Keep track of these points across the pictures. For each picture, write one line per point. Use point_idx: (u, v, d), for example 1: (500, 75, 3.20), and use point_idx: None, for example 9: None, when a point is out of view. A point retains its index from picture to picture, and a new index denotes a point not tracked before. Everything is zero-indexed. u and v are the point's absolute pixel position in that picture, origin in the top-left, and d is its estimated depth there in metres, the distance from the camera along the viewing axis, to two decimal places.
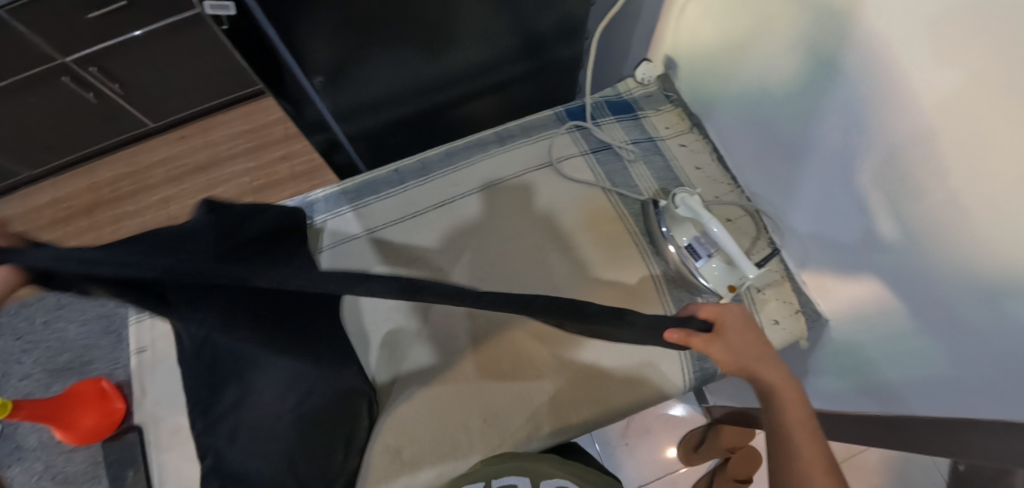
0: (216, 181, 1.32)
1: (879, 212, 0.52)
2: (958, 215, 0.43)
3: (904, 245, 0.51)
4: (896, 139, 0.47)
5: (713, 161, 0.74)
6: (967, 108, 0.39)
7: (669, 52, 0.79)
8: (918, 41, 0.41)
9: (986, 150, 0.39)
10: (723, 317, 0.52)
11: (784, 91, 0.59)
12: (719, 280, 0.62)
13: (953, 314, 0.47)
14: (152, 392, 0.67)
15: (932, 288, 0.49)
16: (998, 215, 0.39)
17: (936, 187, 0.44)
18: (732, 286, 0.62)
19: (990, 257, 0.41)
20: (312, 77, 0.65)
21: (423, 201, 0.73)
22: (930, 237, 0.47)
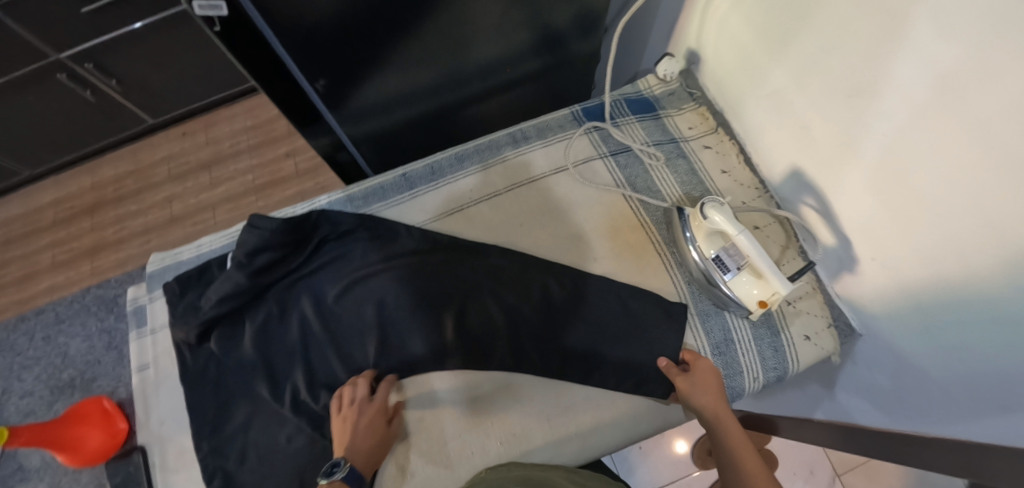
0: (219, 179, 1.28)
1: (923, 228, 0.48)
2: (1016, 235, 0.39)
3: (952, 263, 0.46)
4: (950, 151, 0.43)
5: (740, 163, 0.70)
6: None
7: (691, 45, 0.73)
8: (992, 33, 0.36)
9: None
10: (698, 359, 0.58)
11: (820, 93, 0.54)
12: (747, 296, 0.58)
13: (1005, 341, 0.43)
14: (156, 412, 0.64)
15: (980, 312, 0.45)
16: None
17: (1001, 197, 0.39)
18: (762, 302, 0.58)
19: None
20: (314, 79, 0.60)
21: (434, 209, 0.70)
22: (981, 257, 0.43)
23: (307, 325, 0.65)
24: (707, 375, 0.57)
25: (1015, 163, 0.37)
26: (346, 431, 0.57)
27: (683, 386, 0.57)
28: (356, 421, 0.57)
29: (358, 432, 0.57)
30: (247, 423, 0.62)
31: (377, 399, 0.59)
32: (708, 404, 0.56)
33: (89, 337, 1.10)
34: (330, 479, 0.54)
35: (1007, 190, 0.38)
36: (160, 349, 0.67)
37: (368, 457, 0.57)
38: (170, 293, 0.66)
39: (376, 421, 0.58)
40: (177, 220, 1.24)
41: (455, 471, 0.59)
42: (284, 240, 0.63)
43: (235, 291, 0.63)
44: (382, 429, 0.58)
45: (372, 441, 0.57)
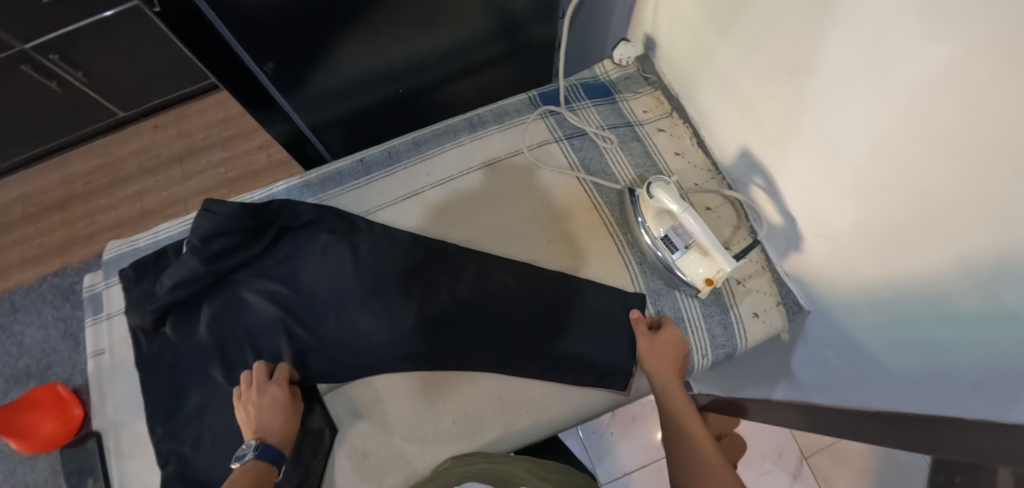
0: (191, 171, 1.28)
1: (861, 203, 0.49)
2: (944, 204, 0.40)
3: (885, 236, 0.47)
4: (880, 126, 0.44)
5: (693, 145, 0.71)
6: (964, 85, 0.35)
7: (648, 31, 0.74)
8: (909, 11, 0.37)
9: (983, 129, 0.35)
10: (667, 326, 0.60)
11: (764, 74, 0.55)
12: (694, 273, 0.60)
13: (938, 311, 0.44)
14: (111, 398, 0.64)
15: (917, 284, 0.46)
16: (991, 202, 0.36)
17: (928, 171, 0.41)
18: (709, 279, 0.59)
19: (983, 245, 0.38)
20: (264, 63, 0.60)
21: (391, 193, 0.70)
22: (915, 228, 0.44)
23: (260, 310, 0.65)
24: (669, 344, 0.58)
25: (940, 133, 0.38)
26: (249, 416, 0.56)
27: (645, 348, 0.59)
28: (256, 404, 0.56)
29: (262, 414, 0.56)
30: (202, 406, 0.62)
31: (274, 378, 0.59)
32: (661, 373, 0.58)
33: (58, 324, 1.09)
34: (242, 461, 0.52)
35: (936, 160, 0.39)
36: (116, 335, 0.67)
37: (283, 433, 0.56)
38: (125, 279, 0.66)
39: (280, 400, 0.57)
40: (148, 213, 1.24)
41: (407, 451, 0.59)
42: (240, 226, 0.63)
43: (191, 276, 0.62)
44: (290, 409, 0.58)
45: (282, 419, 0.56)
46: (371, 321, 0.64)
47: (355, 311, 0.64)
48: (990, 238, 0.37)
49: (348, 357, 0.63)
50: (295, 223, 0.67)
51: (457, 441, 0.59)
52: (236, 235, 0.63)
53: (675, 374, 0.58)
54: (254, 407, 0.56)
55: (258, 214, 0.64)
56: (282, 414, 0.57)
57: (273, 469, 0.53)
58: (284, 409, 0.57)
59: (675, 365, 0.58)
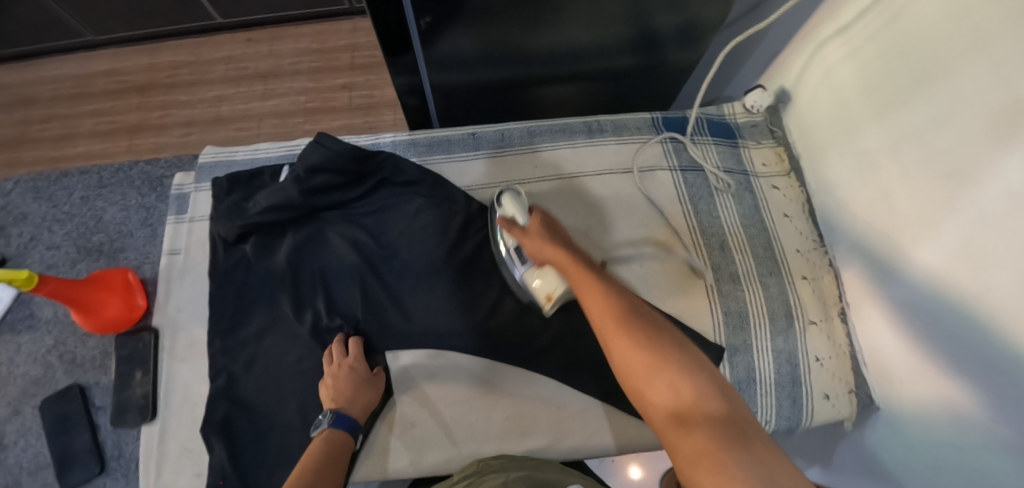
0: (273, 92, 1.27)
1: (986, 322, 0.45)
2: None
3: (1004, 360, 0.43)
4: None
5: (804, 212, 0.69)
6: None
7: (786, 85, 0.72)
8: None
9: None
10: (537, 226, 0.55)
11: (915, 158, 0.53)
12: (538, 289, 0.57)
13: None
14: (176, 298, 0.64)
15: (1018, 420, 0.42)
16: None
17: None
18: (550, 297, 0.57)
19: None
20: (419, 18, 0.60)
21: (494, 176, 0.69)
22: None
23: (342, 255, 0.64)
24: (538, 224, 0.56)
25: None
26: (324, 384, 0.58)
27: (522, 239, 0.55)
28: (328, 375, 0.58)
29: (335, 383, 0.57)
30: (262, 332, 0.62)
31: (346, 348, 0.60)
32: (545, 248, 0.53)
33: (127, 208, 1.07)
34: (319, 429, 0.54)
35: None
36: (194, 239, 0.67)
37: (355, 402, 0.56)
38: (219, 188, 0.66)
39: (354, 373, 0.57)
40: (220, 121, 1.23)
41: (450, 434, 0.58)
42: (338, 166, 0.63)
43: (286, 204, 0.62)
44: (367, 385, 0.58)
45: (360, 395, 0.57)
46: (446, 297, 0.63)
47: (431, 281, 0.64)
48: None
49: (415, 324, 0.62)
50: (400, 181, 0.66)
51: (502, 439, 0.58)
52: (334, 174, 0.63)
53: (562, 242, 0.53)
54: (333, 383, 0.57)
55: (364, 159, 0.64)
56: (360, 394, 0.57)
57: (347, 439, 0.54)
58: (361, 388, 0.57)
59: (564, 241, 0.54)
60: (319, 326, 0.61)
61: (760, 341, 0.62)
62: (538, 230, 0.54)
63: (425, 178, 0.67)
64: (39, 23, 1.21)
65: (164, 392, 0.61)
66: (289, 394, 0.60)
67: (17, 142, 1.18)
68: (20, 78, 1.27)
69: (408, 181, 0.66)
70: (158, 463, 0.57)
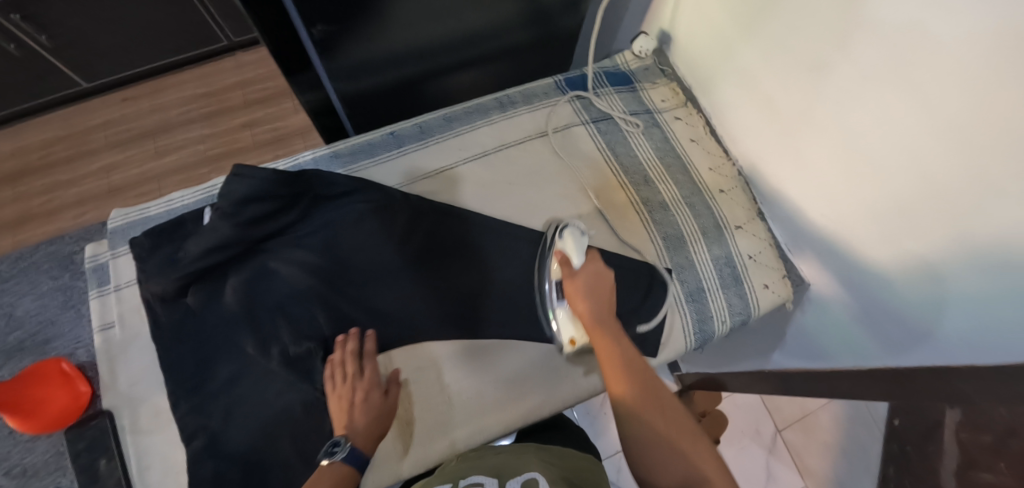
0: (168, 147, 1.19)
1: (880, 193, 0.54)
2: (951, 187, 0.46)
3: (903, 221, 0.52)
4: (899, 125, 0.49)
5: (706, 133, 0.77)
6: (974, 88, 0.41)
7: (665, 27, 0.79)
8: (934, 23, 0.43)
9: (982, 128, 0.41)
10: (585, 275, 0.58)
11: (783, 69, 0.61)
12: (563, 329, 0.61)
13: (953, 294, 0.49)
14: (124, 373, 0.60)
15: (929, 266, 0.51)
16: (988, 190, 0.42)
17: (932, 163, 0.47)
18: (573, 340, 0.61)
19: (984, 227, 0.44)
20: (311, 26, 0.58)
21: (424, 167, 0.70)
22: (935, 219, 0.49)
23: (291, 280, 0.62)
24: (591, 276, 0.58)
25: (949, 125, 0.44)
26: (340, 408, 0.57)
27: (568, 286, 0.58)
28: (345, 400, 0.57)
29: (354, 411, 0.56)
30: (231, 379, 0.59)
31: (366, 370, 0.59)
32: (590, 304, 0.56)
33: (40, 296, 1.02)
34: (330, 457, 0.53)
35: (951, 157, 0.45)
36: (127, 307, 0.63)
37: (369, 428, 0.56)
38: (142, 248, 0.63)
39: (371, 396, 0.57)
40: (117, 190, 1.14)
41: (436, 427, 0.59)
42: (267, 193, 0.61)
43: (222, 243, 0.60)
44: (383, 407, 0.58)
45: (376, 419, 0.57)
46: (410, 293, 0.64)
47: (390, 281, 0.64)
48: (990, 224, 0.43)
49: (386, 326, 0.63)
50: (335, 194, 0.66)
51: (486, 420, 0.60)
52: (264, 201, 0.61)
53: (603, 305, 0.56)
54: (351, 404, 0.56)
55: (292, 181, 0.63)
56: (378, 419, 0.57)
57: (355, 474, 0.52)
58: (378, 412, 0.57)
59: (605, 298, 0.57)
60: (286, 357, 0.59)
61: (700, 254, 0.69)
62: (583, 279, 0.58)
63: (359, 186, 0.66)
64: None
65: (139, 470, 0.57)
66: (276, 433, 0.58)
67: None
68: None
69: (342, 193, 0.66)
70: None
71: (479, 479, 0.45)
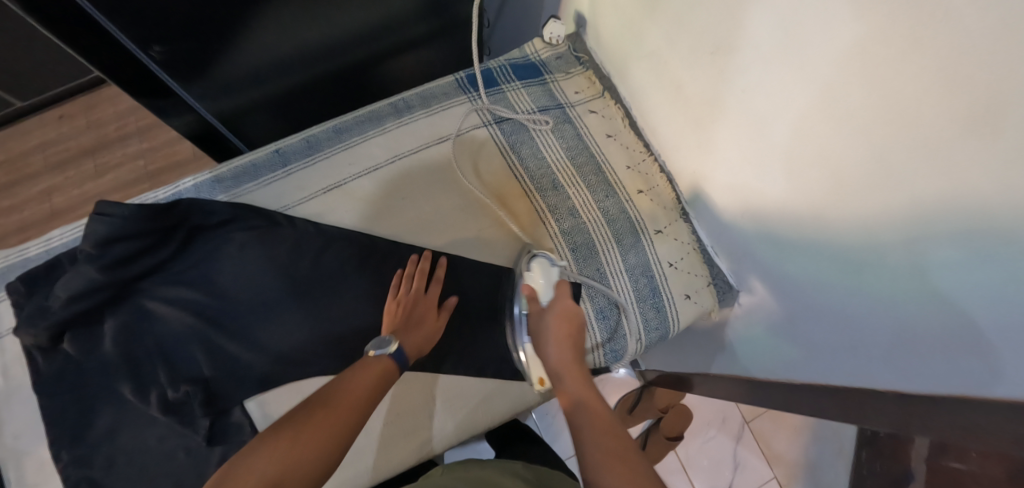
0: (107, 165, 1.14)
1: (814, 175, 0.43)
2: (857, 182, 0.38)
3: (842, 204, 0.41)
4: (807, 113, 0.40)
5: (624, 127, 0.69)
6: (864, 62, 0.34)
7: (578, 7, 0.70)
8: None
9: (879, 109, 0.34)
10: (553, 311, 0.59)
11: (686, 53, 0.53)
12: (532, 367, 0.62)
13: (913, 289, 0.37)
14: (10, 424, 0.59)
15: (875, 253, 0.39)
16: (893, 184, 0.35)
17: (837, 152, 0.39)
18: (540, 381, 0.62)
19: (893, 226, 0.36)
20: (148, 48, 0.53)
21: (312, 186, 0.65)
22: (876, 190, 0.37)
23: (171, 320, 0.60)
24: (560, 314, 0.58)
25: (848, 110, 0.37)
26: (397, 316, 0.60)
27: (535, 325, 0.59)
28: (404, 309, 0.60)
29: (410, 325, 0.59)
30: (113, 428, 0.58)
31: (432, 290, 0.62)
32: (561, 356, 0.56)
33: None
34: (379, 352, 0.55)
35: (879, 114, 0.34)
36: (10, 356, 0.61)
37: (418, 339, 0.58)
38: (16, 293, 0.60)
39: (429, 313, 0.61)
40: (59, 214, 1.12)
41: (390, 433, 0.62)
42: (138, 231, 0.57)
43: (89, 288, 0.57)
44: (435, 327, 0.61)
45: (426, 336, 0.59)
46: (298, 325, 0.61)
47: (276, 314, 0.61)
48: (896, 222, 0.36)
49: (272, 363, 0.60)
50: (211, 224, 0.61)
51: (467, 411, 0.63)
52: (135, 238, 0.57)
53: (572, 355, 0.57)
54: (407, 313, 0.60)
55: (163, 214, 0.59)
56: (427, 337, 0.60)
57: (397, 374, 0.55)
58: (431, 331, 0.60)
59: (572, 339, 0.57)
60: (167, 404, 0.57)
61: (613, 265, 0.63)
62: (552, 317, 0.58)
63: (237, 213, 0.62)
64: None
65: None
66: (162, 480, 0.56)
67: None
68: None
69: (218, 222, 0.62)
70: None
71: None
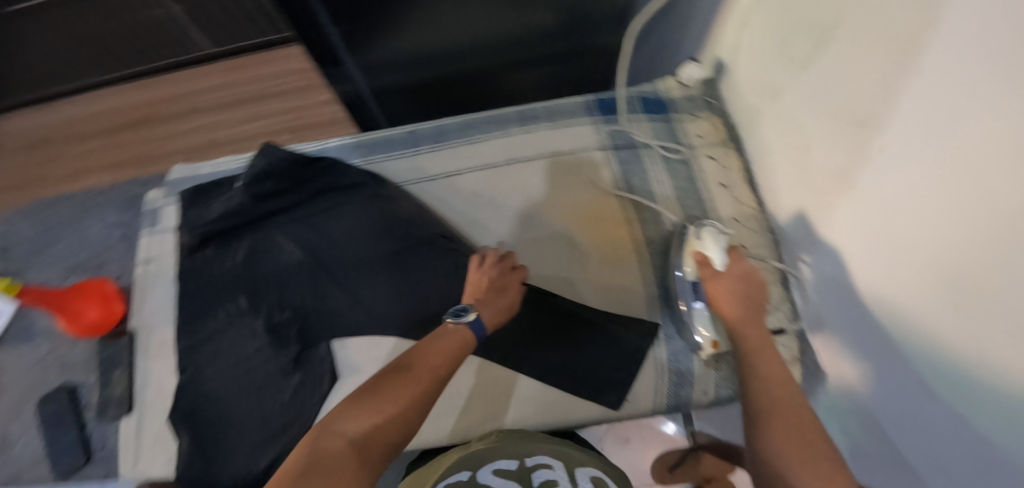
0: (260, 114, 1.28)
1: (940, 271, 0.40)
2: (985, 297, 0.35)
3: (964, 309, 0.38)
4: (948, 209, 0.38)
5: (741, 178, 0.68)
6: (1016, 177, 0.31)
7: (722, 55, 0.70)
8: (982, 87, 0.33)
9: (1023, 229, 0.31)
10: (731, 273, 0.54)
11: (822, 119, 0.52)
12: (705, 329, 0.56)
13: (1021, 426, 0.34)
14: (150, 303, 0.70)
15: (993, 377, 0.36)
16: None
17: (970, 260, 0.37)
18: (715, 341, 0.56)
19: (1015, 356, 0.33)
20: (337, 25, 0.63)
21: (435, 169, 0.72)
22: (999, 306, 0.34)
23: (288, 253, 0.68)
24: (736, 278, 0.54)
25: (990, 219, 0.34)
26: (478, 288, 0.58)
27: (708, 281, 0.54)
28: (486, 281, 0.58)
29: (488, 296, 0.57)
30: (223, 328, 0.67)
31: (515, 272, 0.60)
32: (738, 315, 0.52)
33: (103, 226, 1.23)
34: (455, 321, 0.53)
35: (1022, 231, 0.32)
36: (165, 249, 0.73)
37: (492, 312, 0.56)
38: (183, 202, 0.72)
39: (506, 289, 0.59)
40: (215, 145, 1.29)
41: (440, 409, 0.61)
42: (285, 173, 0.69)
43: (235, 210, 0.69)
44: (510, 304, 0.58)
45: (500, 311, 0.57)
46: (388, 286, 0.67)
47: (376, 273, 0.67)
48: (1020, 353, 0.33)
49: (360, 312, 0.66)
50: (338, 185, 0.71)
51: (525, 404, 0.61)
52: (280, 179, 0.69)
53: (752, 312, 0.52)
54: (487, 285, 0.58)
55: (306, 165, 0.70)
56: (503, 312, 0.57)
57: (469, 344, 0.52)
58: (507, 308, 0.57)
59: (749, 299, 0.53)
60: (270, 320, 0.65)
61: None
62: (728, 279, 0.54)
63: (361, 180, 0.71)
64: None
65: (140, 388, 0.66)
66: (248, 386, 0.64)
67: None
68: None
69: (349, 183, 0.71)
70: (136, 451, 0.64)
71: (548, 462, 0.44)
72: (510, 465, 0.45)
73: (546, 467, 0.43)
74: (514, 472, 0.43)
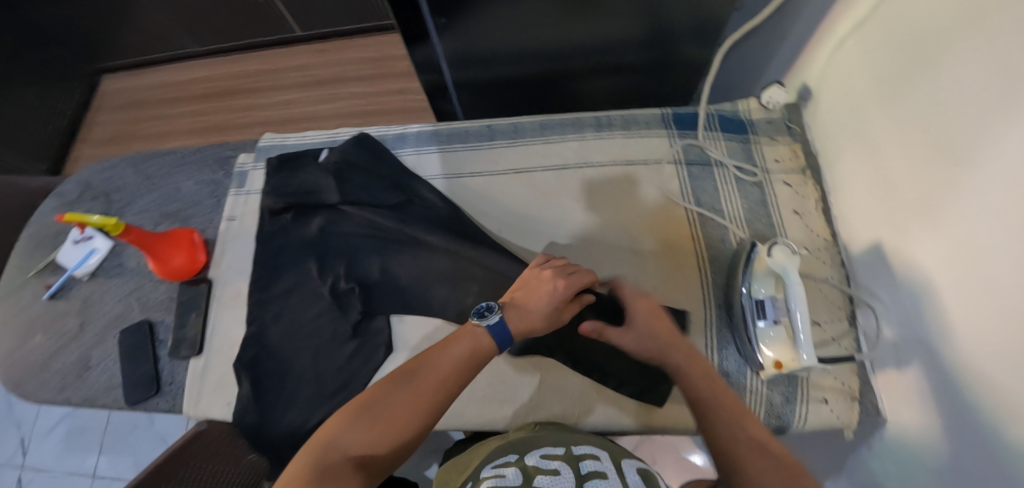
0: (336, 96, 1.38)
1: None
2: None
3: None
4: None
5: (817, 208, 0.66)
6: None
7: (808, 80, 0.68)
8: None
9: None
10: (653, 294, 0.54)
11: (917, 152, 0.50)
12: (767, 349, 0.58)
13: None
14: (229, 257, 0.76)
15: None
16: None
17: None
18: (778, 362, 0.56)
19: None
20: (436, 17, 0.66)
21: (507, 164, 0.74)
22: None
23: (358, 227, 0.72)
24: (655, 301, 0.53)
25: None
26: (519, 288, 0.53)
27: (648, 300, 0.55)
28: (529, 283, 0.53)
29: (525, 299, 0.52)
30: (291, 289, 0.71)
31: (571, 278, 0.53)
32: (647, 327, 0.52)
33: None
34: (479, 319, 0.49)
35: None
36: (248, 209, 0.78)
37: (521, 318, 0.50)
38: (269, 167, 0.77)
39: (551, 294, 0.51)
40: (291, 121, 1.37)
41: (485, 394, 0.63)
42: (368, 165, 0.74)
43: (313, 187, 0.73)
44: (552, 313, 0.51)
45: (537, 318, 0.50)
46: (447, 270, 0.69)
47: (435, 254, 0.69)
48: None
49: (418, 290, 0.69)
50: (402, 188, 0.73)
51: (566, 401, 0.62)
52: (359, 169, 0.73)
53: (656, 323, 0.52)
54: (528, 286, 0.53)
55: (388, 161, 0.74)
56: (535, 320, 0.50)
57: (492, 352, 0.47)
58: (544, 316, 0.51)
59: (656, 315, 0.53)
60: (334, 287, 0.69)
61: None
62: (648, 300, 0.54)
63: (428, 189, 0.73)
64: (153, 38, 1.43)
65: (211, 333, 0.72)
66: (307, 346, 0.68)
67: (131, 137, 1.44)
68: (137, 83, 1.51)
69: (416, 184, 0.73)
70: (199, 392, 0.68)
71: (593, 451, 0.41)
72: (556, 450, 0.42)
73: (594, 456, 0.40)
74: (560, 456, 0.41)
